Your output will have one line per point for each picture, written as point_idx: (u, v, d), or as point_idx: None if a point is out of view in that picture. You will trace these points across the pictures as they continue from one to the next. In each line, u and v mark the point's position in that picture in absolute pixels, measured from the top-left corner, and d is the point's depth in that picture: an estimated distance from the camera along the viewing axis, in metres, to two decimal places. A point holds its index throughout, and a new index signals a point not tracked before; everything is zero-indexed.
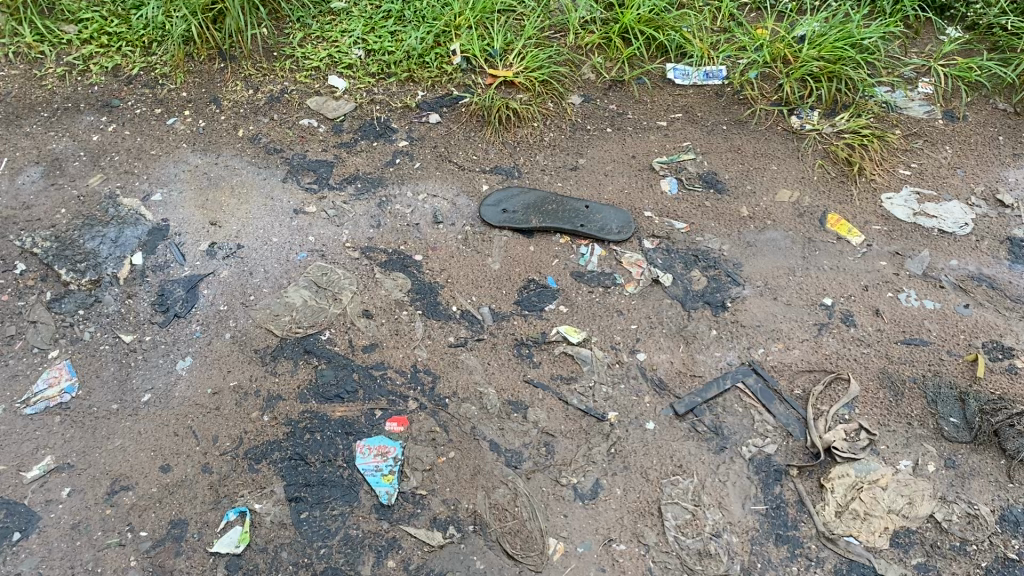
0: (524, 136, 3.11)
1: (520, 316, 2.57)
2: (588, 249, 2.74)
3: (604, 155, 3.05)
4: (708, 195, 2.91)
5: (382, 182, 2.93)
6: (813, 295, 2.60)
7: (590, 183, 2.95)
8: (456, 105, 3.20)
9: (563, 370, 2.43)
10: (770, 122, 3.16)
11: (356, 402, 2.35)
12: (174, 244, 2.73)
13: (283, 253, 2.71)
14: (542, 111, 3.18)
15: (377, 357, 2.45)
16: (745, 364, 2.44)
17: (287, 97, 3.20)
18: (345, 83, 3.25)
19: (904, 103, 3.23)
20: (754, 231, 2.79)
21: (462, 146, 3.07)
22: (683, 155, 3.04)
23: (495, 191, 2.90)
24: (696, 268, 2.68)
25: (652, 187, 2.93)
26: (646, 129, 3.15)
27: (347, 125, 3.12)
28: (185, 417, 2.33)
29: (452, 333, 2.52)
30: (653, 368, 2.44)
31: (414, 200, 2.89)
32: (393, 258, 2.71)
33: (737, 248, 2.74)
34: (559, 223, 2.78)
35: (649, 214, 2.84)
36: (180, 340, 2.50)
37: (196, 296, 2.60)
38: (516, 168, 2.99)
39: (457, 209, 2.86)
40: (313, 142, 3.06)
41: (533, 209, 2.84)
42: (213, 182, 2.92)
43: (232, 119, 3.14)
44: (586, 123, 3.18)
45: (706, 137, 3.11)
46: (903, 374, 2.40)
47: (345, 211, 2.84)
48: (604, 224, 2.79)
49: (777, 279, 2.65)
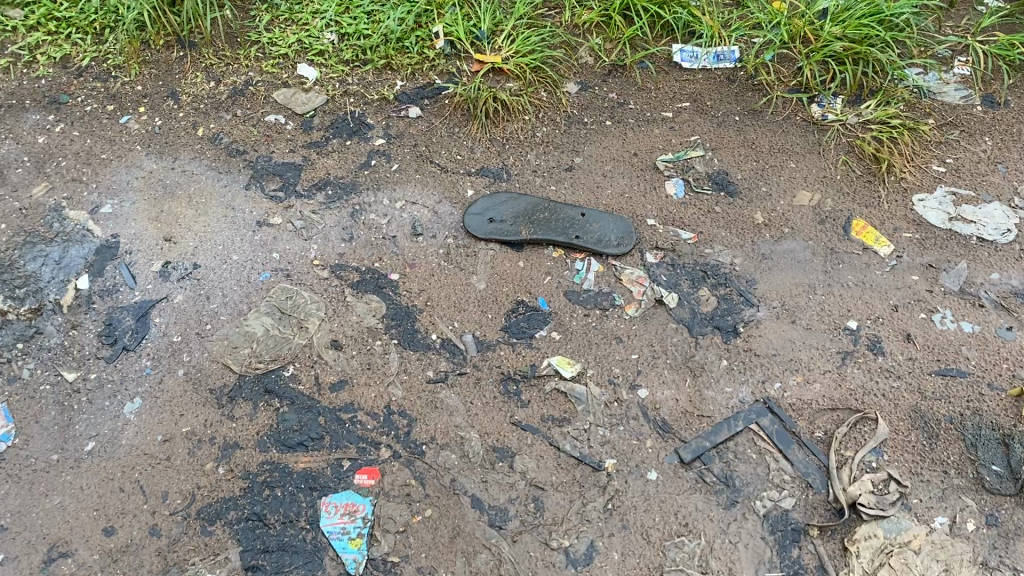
0: (514, 131, 2.79)
1: (507, 345, 2.29)
2: (584, 265, 2.45)
3: (602, 153, 2.74)
4: (718, 199, 2.60)
5: (355, 187, 2.64)
6: (836, 318, 2.32)
7: (587, 187, 2.65)
8: (439, 96, 2.89)
9: (555, 411, 2.17)
10: (788, 111, 2.83)
11: (322, 452, 2.10)
12: (124, 264, 2.46)
13: (244, 274, 2.44)
14: (535, 102, 2.86)
15: (347, 397, 2.19)
16: (760, 401, 2.16)
17: (252, 90, 2.89)
18: (316, 72, 2.94)
19: (938, 87, 2.89)
20: (769, 240, 2.49)
21: (445, 143, 2.76)
22: (690, 152, 2.73)
23: (481, 197, 2.60)
24: (705, 286, 2.39)
25: (656, 191, 2.63)
26: (650, 121, 2.84)
27: (318, 120, 2.82)
28: (132, 470, 2.09)
29: (430, 367, 2.25)
30: (656, 407, 2.17)
31: (391, 208, 2.60)
32: (367, 277, 2.44)
33: (751, 262, 2.44)
34: (552, 234, 2.49)
35: (652, 222, 2.55)
36: (129, 378, 2.25)
37: (147, 326, 2.34)
38: (505, 169, 2.69)
39: (438, 217, 2.57)
40: (280, 142, 2.76)
41: (523, 217, 2.54)
42: (168, 190, 2.64)
43: (191, 117, 2.84)
44: (583, 115, 2.86)
45: (716, 131, 2.80)
46: (938, 412, 2.13)
47: (313, 223, 2.56)
48: (602, 235, 2.49)
49: (795, 299, 2.36)
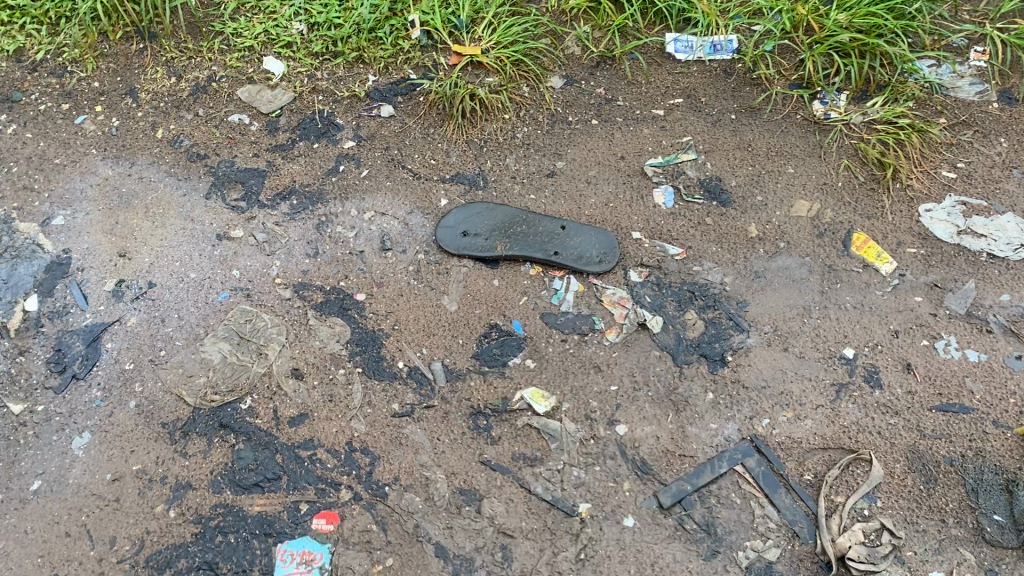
0: (493, 132, 2.62)
1: (478, 374, 2.15)
2: (563, 284, 2.30)
3: (587, 156, 2.56)
4: (709, 209, 2.42)
5: (322, 197, 2.49)
6: (832, 345, 2.16)
7: (569, 195, 2.48)
8: (413, 93, 2.70)
9: (527, 449, 2.03)
10: (788, 109, 2.64)
11: (278, 494, 1.98)
12: (75, 283, 2.32)
13: (202, 293, 2.30)
14: (516, 99, 2.66)
15: (306, 433, 2.07)
16: (746, 440, 2.02)
17: (214, 86, 2.71)
18: (284, 66, 2.75)
19: (952, 82, 2.68)
20: (763, 257, 2.32)
21: (419, 146, 2.59)
22: (681, 154, 2.54)
23: (455, 208, 2.44)
24: (692, 309, 2.24)
25: (643, 200, 2.46)
26: (639, 120, 2.64)
27: (284, 121, 2.65)
28: (79, 512, 1.97)
29: (396, 399, 2.12)
30: (635, 445, 2.03)
31: (359, 219, 2.44)
32: (331, 297, 2.29)
33: (741, 281, 2.28)
34: (529, 250, 2.33)
35: (638, 235, 2.38)
36: (78, 410, 2.12)
37: (98, 352, 2.21)
38: (482, 175, 2.52)
39: (409, 231, 2.42)
40: (243, 145, 2.60)
41: (500, 231, 2.38)
42: (124, 200, 2.49)
43: (150, 117, 2.67)
44: (567, 113, 2.66)
45: (711, 130, 2.60)
46: (937, 453, 1.98)
47: (276, 237, 2.41)
48: (583, 251, 2.33)
49: (788, 323, 2.20)
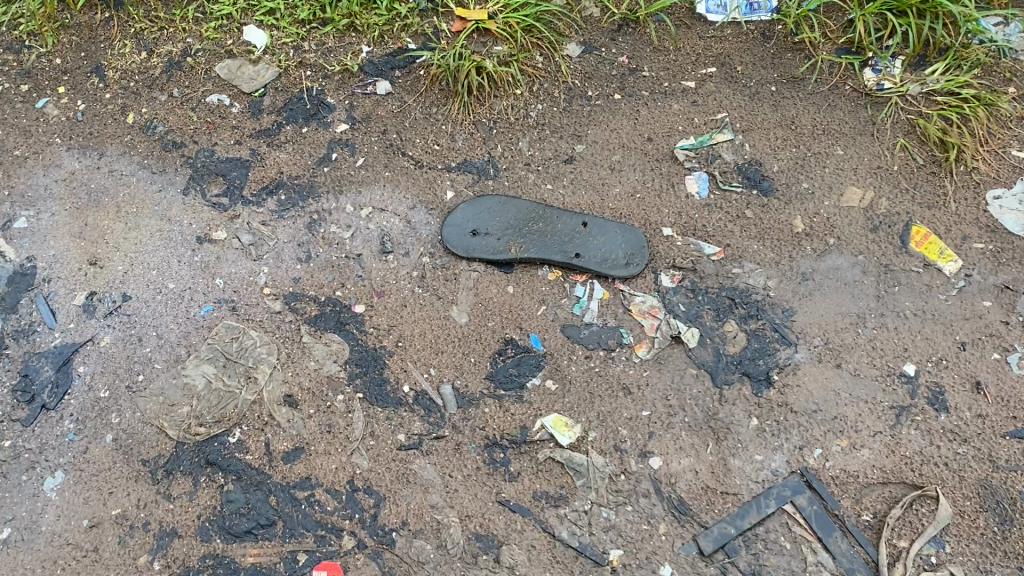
0: (502, 111, 2.32)
1: (493, 399, 1.92)
2: (586, 290, 2.05)
3: (609, 138, 2.28)
4: (749, 200, 2.15)
5: (313, 191, 2.22)
6: (890, 360, 1.92)
7: (590, 186, 2.21)
8: (413, 66, 2.40)
9: (550, 486, 1.82)
10: (835, 79, 2.34)
11: (273, 542, 1.77)
12: (41, 297, 2.08)
13: (182, 307, 2.06)
14: (528, 72, 2.36)
15: (303, 471, 1.85)
16: (796, 474, 1.81)
17: (190, 62, 2.42)
18: (267, 37, 2.45)
19: (1021, 44, 2.37)
20: (811, 255, 2.06)
21: (420, 129, 2.31)
22: (716, 135, 2.25)
23: (463, 203, 2.18)
24: (732, 318, 1.99)
25: (673, 189, 2.18)
26: (667, 94, 2.34)
27: (269, 101, 2.36)
28: (54, 565, 1.77)
29: (401, 429, 1.89)
30: (671, 480, 1.81)
31: (356, 217, 2.18)
32: (327, 309, 2.05)
33: (787, 285, 2.03)
34: (547, 252, 2.08)
35: (669, 231, 2.12)
36: (49, 446, 1.91)
37: (69, 378, 1.98)
38: (492, 162, 2.25)
39: (412, 230, 2.16)
40: (224, 131, 2.32)
41: (513, 229, 2.13)
42: (93, 197, 2.23)
43: (119, 99, 2.38)
44: (586, 87, 2.36)
45: (749, 105, 2.30)
46: (1012, 488, 1.76)
47: (263, 238, 2.15)
48: (608, 252, 2.08)
49: (841, 335, 1.96)
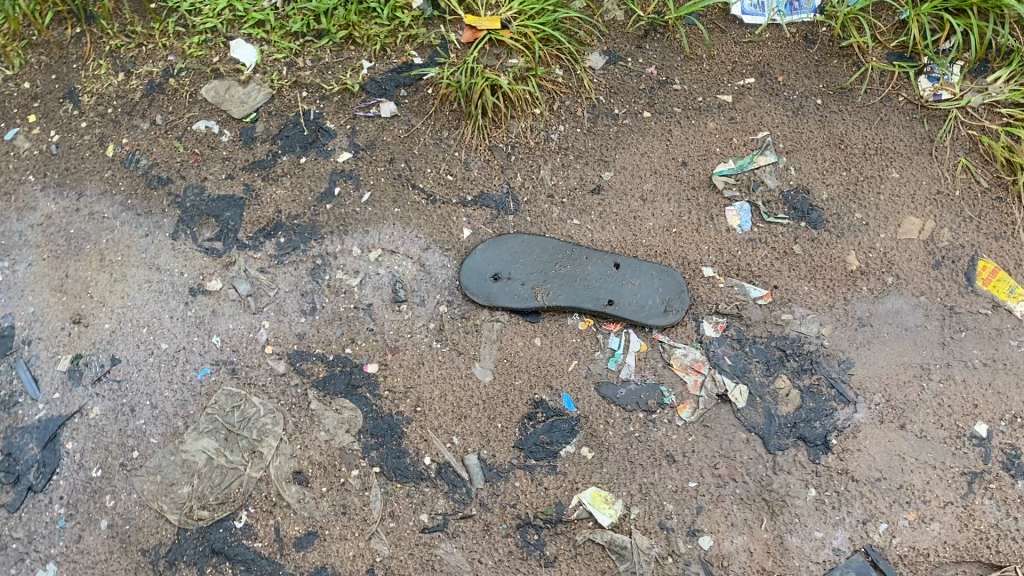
0: (520, 134, 2.11)
1: (524, 471, 1.75)
2: (621, 342, 1.87)
3: (640, 163, 2.06)
4: (798, 233, 1.95)
5: (315, 231, 2.01)
6: (959, 419, 1.75)
7: (621, 219, 2.00)
8: (419, 82, 2.17)
9: (590, 571, 1.66)
10: (888, 89, 2.11)
11: None
12: (22, 362, 1.90)
13: (176, 370, 1.88)
14: (547, 87, 2.13)
15: (320, 559, 1.70)
16: (860, 551, 1.66)
17: (172, 83, 2.19)
18: (256, 52, 2.21)
19: None
20: (868, 297, 1.87)
21: (431, 157, 2.09)
22: (758, 157, 2.04)
23: (483, 243, 1.98)
24: (784, 373, 1.81)
25: (713, 222, 1.98)
26: (702, 110, 2.12)
27: (262, 128, 2.14)
28: None
29: (424, 508, 1.72)
30: (723, 563, 1.65)
31: (363, 261, 1.98)
32: (336, 370, 1.86)
33: (843, 333, 1.84)
34: (576, 298, 1.89)
35: (710, 272, 1.92)
36: (38, 535, 1.75)
37: (56, 455, 1.81)
38: (511, 195, 2.04)
39: (426, 275, 1.96)
40: (214, 163, 2.10)
41: (539, 272, 1.93)
42: (73, 244, 2.02)
43: (96, 128, 2.16)
44: (612, 104, 2.14)
45: (792, 122, 2.09)
46: None
47: (262, 288, 1.95)
48: (645, 298, 1.88)
49: (903, 390, 1.78)
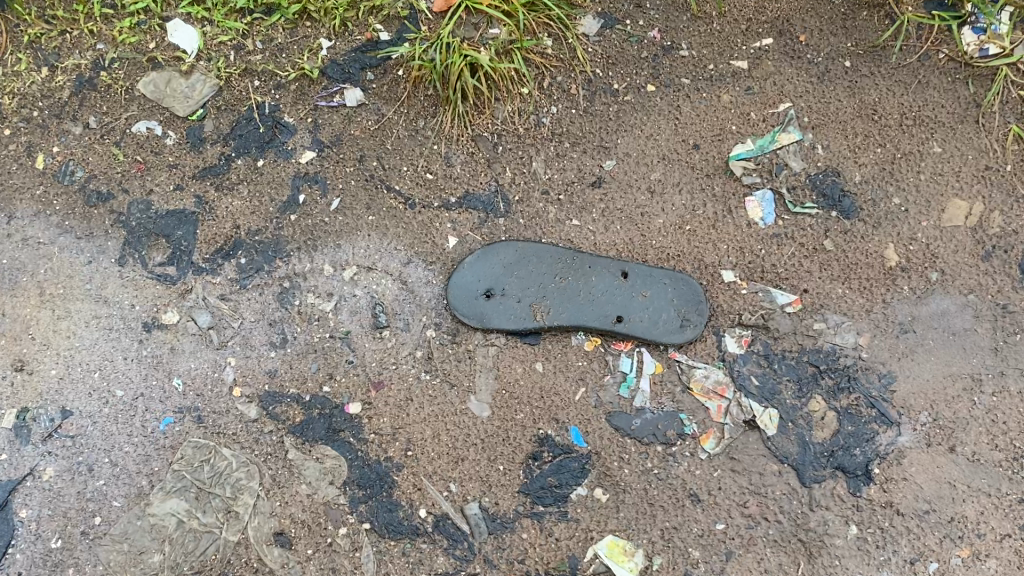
0: (507, 120, 1.83)
1: (531, 521, 1.58)
2: (634, 364, 1.65)
3: (646, 148, 1.81)
4: (829, 225, 1.71)
5: (280, 248, 1.77)
6: (1015, 438, 1.56)
7: (626, 217, 1.76)
8: (388, 63, 1.87)
9: None
10: (926, 46, 1.79)
11: None
12: None
13: (136, 421, 1.67)
14: (534, 62, 1.83)
15: None
16: None
17: (104, 77, 1.89)
18: (199, 37, 1.89)
19: None
20: (911, 299, 1.66)
21: (406, 152, 1.83)
22: (780, 135, 1.78)
23: (472, 254, 1.74)
24: (818, 392, 1.61)
25: (731, 216, 1.74)
26: (714, 80, 1.83)
27: (211, 126, 1.87)
28: None
29: (423, 568, 1.57)
30: None
31: (337, 281, 1.74)
32: (314, 413, 1.65)
33: (882, 342, 1.63)
34: (581, 316, 1.67)
35: (730, 276, 1.70)
36: None
37: (10, 526, 1.62)
38: (501, 194, 1.79)
39: (409, 294, 1.73)
40: (159, 172, 1.84)
41: (538, 287, 1.70)
42: (7, 278, 1.78)
43: (20, 135, 1.88)
44: (610, 78, 1.84)
45: (818, 90, 1.80)
46: None
47: (224, 319, 1.73)
48: (658, 312, 1.66)
49: (952, 407, 1.59)
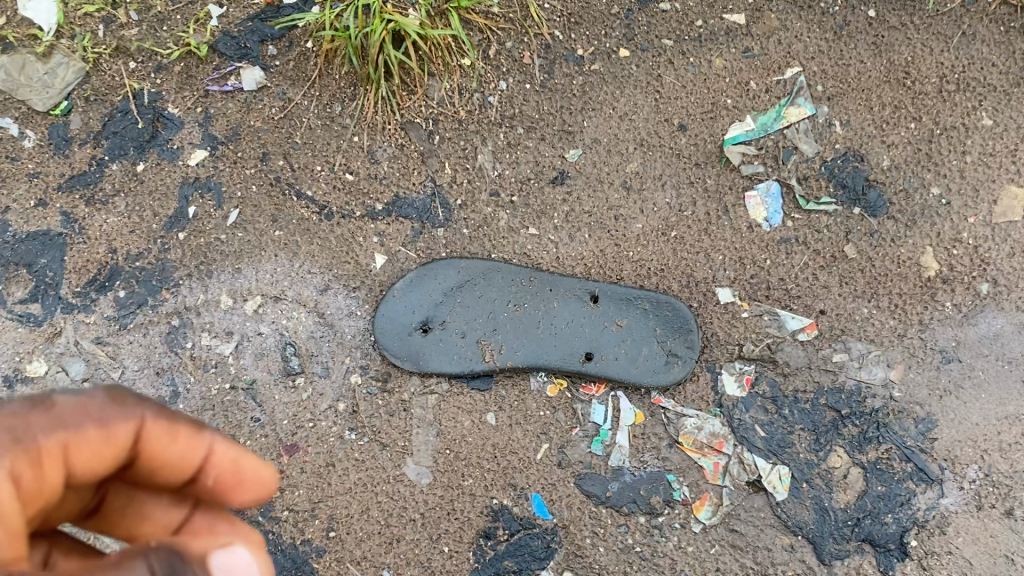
0: (444, 100, 1.43)
1: None
2: (607, 412, 1.34)
3: (619, 130, 1.42)
4: (850, 226, 1.36)
5: (167, 276, 1.43)
6: None
7: (596, 221, 1.40)
8: (293, 33, 1.48)
9: None
10: None
11: None
12: None
13: None
14: (478, 23, 1.41)
15: None
16: None
17: None
18: (59, 9, 1.46)
19: None
20: (954, 318, 1.31)
21: (318, 148, 1.45)
22: (787, 110, 1.40)
23: (404, 277, 1.41)
24: (840, 444, 1.29)
25: (728, 216, 1.39)
26: (703, 40, 1.42)
27: (78, 122, 1.47)
28: None
29: None
30: None
31: (237, 316, 1.41)
32: None
33: (919, 376, 1.30)
34: (541, 353, 1.35)
35: (727, 295, 1.36)
36: None
37: None
38: (439, 197, 1.43)
39: (329, 329, 1.40)
40: (16, 183, 1.45)
41: (486, 317, 1.37)
42: None
43: None
44: (573, 42, 1.43)
45: (834, 49, 1.40)
46: None
47: (102, 369, 1.40)
48: (637, 347, 1.34)
49: (1010, 458, 1.26)
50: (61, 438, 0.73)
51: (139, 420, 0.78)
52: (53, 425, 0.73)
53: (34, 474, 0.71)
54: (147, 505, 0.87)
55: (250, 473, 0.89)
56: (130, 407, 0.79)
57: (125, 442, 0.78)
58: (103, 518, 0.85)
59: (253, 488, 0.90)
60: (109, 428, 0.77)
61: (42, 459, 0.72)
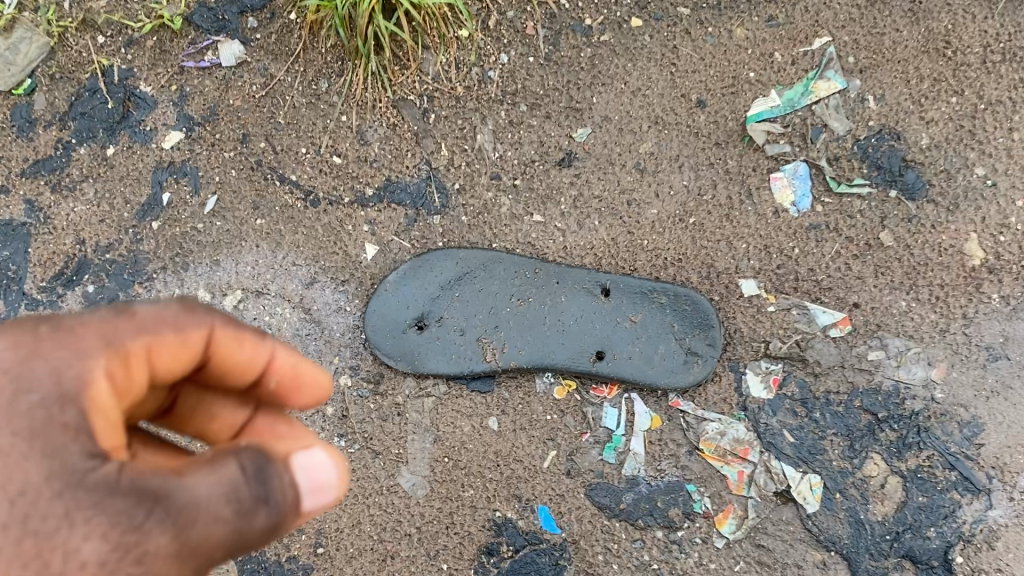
0: (440, 75, 1.30)
1: None
2: (620, 416, 1.23)
3: (632, 106, 1.29)
4: (885, 211, 1.24)
5: (139, 269, 1.33)
6: None
7: (607, 206, 1.28)
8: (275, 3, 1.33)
9: None
10: None
11: None
12: None
13: None
14: None
15: None
16: None
17: None
18: None
19: None
20: (1004, 312, 1.19)
21: (303, 128, 1.33)
22: (816, 84, 1.27)
23: (398, 270, 1.29)
24: (877, 451, 1.17)
25: (751, 199, 1.26)
26: (722, 8, 1.29)
27: (43, 102, 1.36)
28: None
29: None
30: None
31: None
32: None
33: (964, 376, 1.18)
34: (547, 352, 1.23)
35: (750, 286, 1.24)
36: None
37: None
38: (436, 181, 1.31)
39: (316, 327, 1.29)
40: None
41: (487, 313, 1.26)
42: None
43: None
44: (581, 11, 1.30)
45: (868, 16, 1.25)
46: None
47: None
48: (653, 344, 1.22)
49: None
50: (142, 342, 0.66)
51: (210, 328, 0.69)
52: (134, 329, 0.65)
53: (124, 374, 0.64)
54: (215, 405, 0.77)
55: (309, 382, 0.78)
56: (200, 313, 0.69)
57: (198, 349, 0.70)
58: (164, 420, 0.78)
59: (311, 394, 0.79)
60: (185, 333, 0.68)
61: (129, 360, 0.65)
